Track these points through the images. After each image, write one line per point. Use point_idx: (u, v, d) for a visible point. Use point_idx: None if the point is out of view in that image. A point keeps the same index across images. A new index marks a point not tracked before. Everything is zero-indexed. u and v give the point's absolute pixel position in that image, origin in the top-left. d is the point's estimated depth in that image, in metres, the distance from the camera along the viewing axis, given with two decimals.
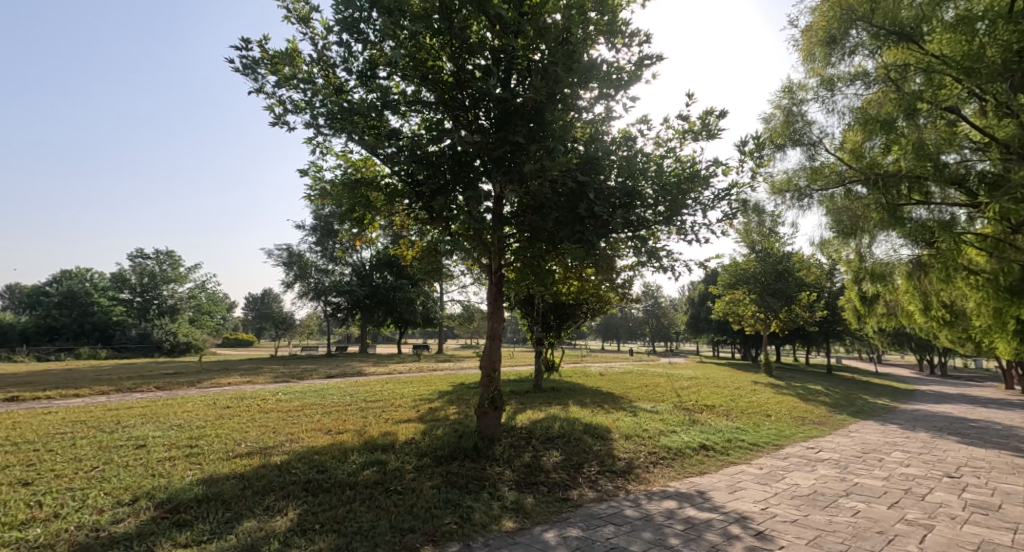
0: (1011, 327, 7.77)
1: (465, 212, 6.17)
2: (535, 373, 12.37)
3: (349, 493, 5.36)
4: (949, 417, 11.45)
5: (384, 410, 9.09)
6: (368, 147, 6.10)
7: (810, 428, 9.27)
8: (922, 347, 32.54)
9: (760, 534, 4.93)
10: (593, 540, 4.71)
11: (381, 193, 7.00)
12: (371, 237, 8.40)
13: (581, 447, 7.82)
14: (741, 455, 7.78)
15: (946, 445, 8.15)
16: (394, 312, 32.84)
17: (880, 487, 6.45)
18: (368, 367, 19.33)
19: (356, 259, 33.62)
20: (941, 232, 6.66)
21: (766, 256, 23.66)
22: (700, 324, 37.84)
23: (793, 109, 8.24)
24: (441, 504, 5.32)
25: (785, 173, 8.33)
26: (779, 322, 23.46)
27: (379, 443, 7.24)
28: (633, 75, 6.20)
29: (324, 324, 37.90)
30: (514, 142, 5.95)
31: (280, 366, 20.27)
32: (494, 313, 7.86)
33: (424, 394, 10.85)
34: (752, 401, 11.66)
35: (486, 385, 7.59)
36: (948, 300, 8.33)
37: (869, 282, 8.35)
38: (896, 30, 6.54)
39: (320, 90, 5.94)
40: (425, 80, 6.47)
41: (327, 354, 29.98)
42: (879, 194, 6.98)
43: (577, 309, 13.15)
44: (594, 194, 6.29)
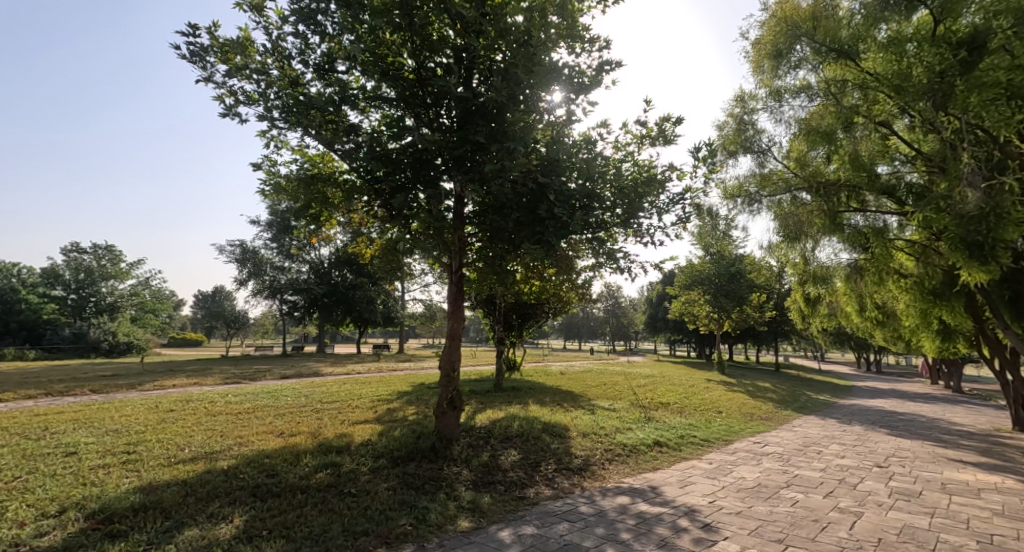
0: (936, 327, 8.40)
1: (425, 211, 6.15)
2: (496, 373, 12.35)
3: (301, 497, 5.22)
4: (881, 411, 12.24)
5: (341, 412, 8.91)
6: (325, 142, 5.92)
7: (757, 424, 9.71)
8: (860, 346, 34.61)
9: (706, 526, 5.14)
10: (547, 537, 4.78)
11: (338, 189, 6.85)
12: (329, 234, 8.24)
13: (539, 445, 7.91)
14: (692, 451, 8.07)
15: (877, 437, 8.72)
16: (354, 311, 32.21)
17: (817, 478, 6.84)
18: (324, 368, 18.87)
19: (315, 256, 32.79)
20: (875, 237, 7.12)
21: (719, 258, 24.63)
22: (658, 324, 38.85)
23: (744, 117, 8.58)
24: (396, 506, 5.28)
25: (737, 179, 8.66)
26: (731, 322, 24.40)
27: (334, 444, 7.11)
28: (594, 80, 6.30)
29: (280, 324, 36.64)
30: (475, 141, 5.97)
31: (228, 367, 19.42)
32: (455, 312, 7.90)
33: (383, 394, 10.74)
34: (705, 398, 12.09)
35: (446, 384, 7.61)
36: (881, 301, 8.93)
37: (811, 283, 8.83)
38: (836, 47, 6.92)
39: (274, 82, 5.81)
40: (386, 76, 6.25)
41: (282, 355, 28.93)
42: (821, 201, 7.46)
43: (538, 309, 13.24)
44: (555, 195, 6.38)
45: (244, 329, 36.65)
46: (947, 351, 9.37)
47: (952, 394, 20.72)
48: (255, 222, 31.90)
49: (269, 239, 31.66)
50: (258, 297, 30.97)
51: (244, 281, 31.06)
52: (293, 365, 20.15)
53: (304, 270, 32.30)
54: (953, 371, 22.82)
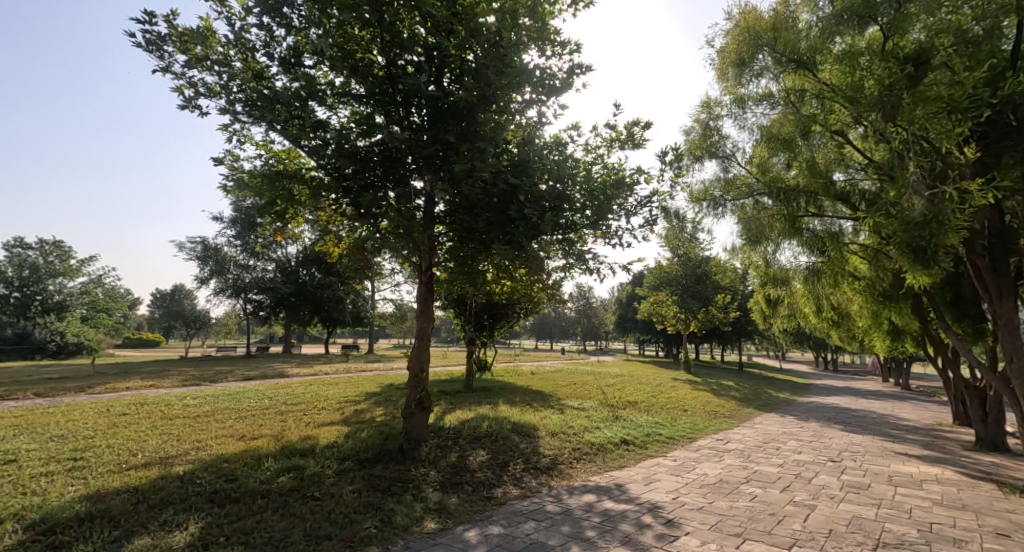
0: (887, 327, 8.82)
1: (395, 210, 6.09)
2: (467, 373, 12.32)
3: (261, 502, 5.09)
4: (835, 408, 12.79)
5: (306, 414, 8.72)
6: (291, 138, 5.79)
7: (721, 422, 9.99)
8: (819, 346, 36.06)
9: (669, 522, 5.26)
10: (514, 536, 4.80)
11: (305, 186, 6.69)
12: (295, 232, 8.05)
13: (508, 445, 7.94)
14: (658, 449, 8.24)
15: (832, 432, 9.10)
16: (322, 311, 31.47)
17: (775, 473, 7.09)
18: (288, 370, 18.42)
19: (282, 254, 32.00)
20: (830, 241, 7.42)
21: (686, 260, 25.18)
22: (628, 324, 39.48)
23: (710, 123, 8.79)
24: (361, 509, 5.21)
25: (702, 183, 8.86)
26: (697, 322, 25.00)
27: (298, 447, 6.96)
28: (565, 83, 6.35)
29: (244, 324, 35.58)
30: (445, 141, 5.94)
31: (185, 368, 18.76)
32: (424, 312, 7.84)
33: (350, 395, 10.57)
34: (671, 397, 12.35)
35: (415, 384, 7.58)
36: (837, 302, 9.32)
37: (772, 285, 9.18)
38: (795, 58, 7.17)
39: (237, 74, 5.67)
40: (355, 72, 6.19)
41: (246, 356, 28.09)
42: (782, 206, 7.75)
43: (509, 309, 13.26)
44: (525, 196, 6.39)
45: (206, 329, 35.42)
46: (897, 350, 9.88)
47: (898, 391, 21.86)
48: (218, 219, 30.78)
49: (234, 236, 30.71)
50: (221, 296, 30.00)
51: (206, 279, 30.07)
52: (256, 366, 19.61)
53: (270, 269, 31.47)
54: (901, 370, 24.06)
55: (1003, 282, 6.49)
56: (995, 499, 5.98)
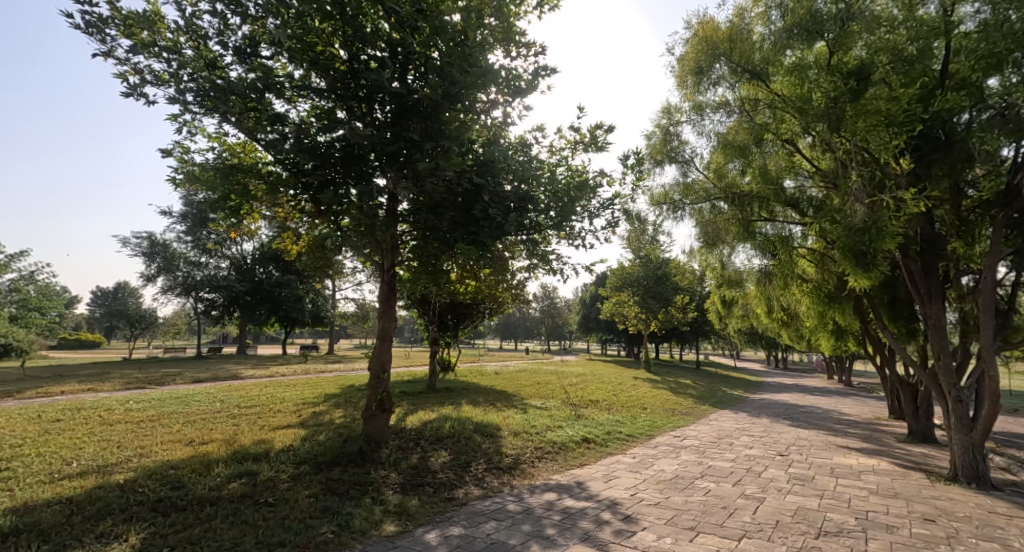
0: (832, 327, 9.33)
1: (357, 208, 5.95)
2: (430, 374, 12.20)
3: (209, 510, 4.87)
4: (784, 405, 13.42)
5: (261, 417, 8.43)
6: (246, 131, 5.57)
7: (678, 419, 10.31)
8: (771, 345, 37.77)
9: (627, 518, 5.38)
10: (474, 537, 4.79)
11: (261, 181, 6.41)
12: (251, 228, 7.75)
13: (470, 445, 7.92)
14: (618, 446, 8.41)
15: (781, 428, 9.55)
16: (279, 310, 30.36)
17: (728, 468, 7.38)
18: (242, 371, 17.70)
19: (237, 251, 30.75)
20: (781, 245, 7.79)
21: (647, 261, 25.79)
22: (591, 324, 40.12)
23: (670, 128, 9.04)
24: (318, 514, 5.07)
25: (663, 187, 9.11)
26: (657, 322, 25.67)
27: (251, 452, 6.69)
28: (530, 84, 6.37)
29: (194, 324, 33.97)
30: (409, 138, 5.85)
31: (127, 370, 17.68)
32: (386, 312, 7.70)
33: (308, 397, 10.27)
34: (631, 395, 12.64)
35: (376, 386, 7.45)
36: (787, 304, 9.78)
37: (727, 287, 9.54)
38: (750, 68, 7.46)
39: (188, 62, 5.40)
40: (315, 65, 6.06)
41: (196, 357, 26.78)
42: (737, 211, 8.06)
43: (474, 309, 13.23)
44: (489, 196, 6.38)
45: (153, 329, 33.57)
46: (841, 349, 10.47)
47: (842, 388, 23.17)
48: (166, 213, 29.14)
49: (185, 232, 29.26)
50: (170, 294, 28.52)
51: (153, 277, 28.51)
52: (208, 368, 18.73)
53: (223, 266, 30.20)
54: (845, 367, 25.50)
55: (933, 285, 6.96)
56: (924, 486, 6.44)
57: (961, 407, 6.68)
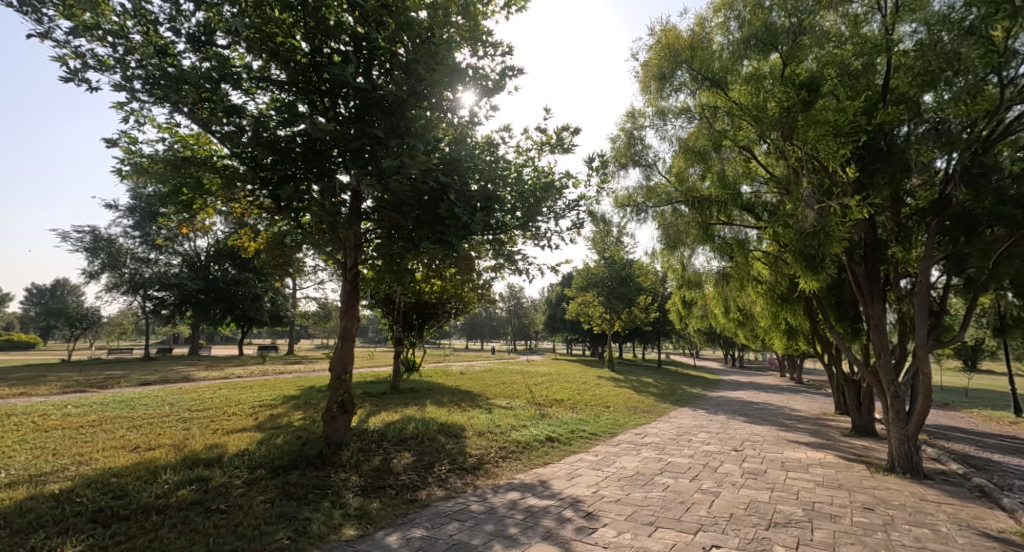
0: (784, 326, 9.78)
1: (318, 205, 5.76)
2: (394, 374, 12.02)
3: (155, 519, 4.63)
4: (740, 402, 13.94)
5: (214, 420, 8.09)
6: (200, 122, 5.33)
7: (640, 417, 10.55)
8: (729, 344, 39.23)
9: (588, 515, 5.47)
10: (436, 538, 4.76)
11: (216, 174, 6.13)
12: (205, 224, 7.42)
13: (434, 446, 7.85)
14: (581, 444, 8.53)
15: (736, 424, 9.92)
16: (235, 309, 29.18)
17: (686, 464, 7.60)
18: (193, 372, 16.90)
19: (190, 247, 29.36)
20: (737, 248, 8.09)
21: (612, 262, 26.23)
22: (557, 324, 40.52)
23: (634, 132, 9.23)
24: (273, 519, 4.91)
25: (626, 190, 9.30)
26: (621, 322, 26.16)
27: (202, 457, 6.40)
28: (497, 84, 6.37)
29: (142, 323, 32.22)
30: (373, 135, 5.71)
31: (64, 373, 16.56)
32: (349, 312, 7.54)
33: (266, 400, 9.93)
34: (595, 394, 12.85)
35: (337, 387, 7.29)
36: (743, 304, 10.17)
37: (687, 288, 9.83)
38: (710, 76, 7.69)
39: (136, 48, 5.12)
40: (275, 57, 5.81)
41: (144, 359, 25.40)
42: (697, 214, 8.31)
43: (439, 308, 13.13)
44: (455, 195, 6.34)
45: (95, 328, 31.62)
46: (793, 348, 10.97)
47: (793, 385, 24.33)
48: (111, 206, 27.46)
49: (132, 227, 27.71)
50: (115, 292, 26.93)
51: (96, 274, 26.85)
52: (155, 370, 17.77)
53: (174, 263, 28.76)
54: (796, 365, 26.75)
55: (874, 287, 7.33)
56: (865, 477, 6.83)
57: (898, 402, 7.11)
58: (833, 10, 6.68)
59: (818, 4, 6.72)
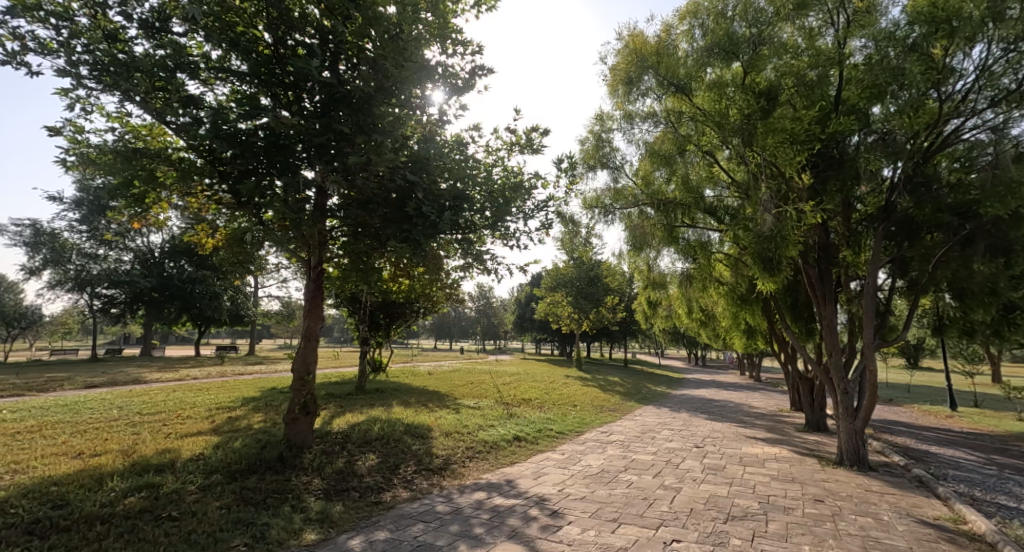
0: (744, 326, 10.13)
1: (280, 201, 5.56)
2: (360, 374, 11.79)
3: (99, 529, 4.39)
4: (702, 400, 14.35)
5: (166, 424, 7.74)
6: (153, 113, 5.08)
7: (606, 415, 10.74)
8: (693, 343, 40.35)
9: (553, 513, 5.51)
10: (400, 540, 4.70)
11: (171, 167, 5.85)
12: (158, 219, 7.08)
13: (400, 448, 7.75)
14: (548, 443, 8.60)
15: (698, 421, 10.21)
16: (192, 308, 28.00)
17: (650, 461, 7.77)
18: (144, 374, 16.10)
19: (143, 243, 27.98)
20: (700, 250, 8.33)
21: (581, 263, 26.53)
22: (526, 324, 40.68)
23: (602, 135, 9.36)
24: (229, 526, 4.73)
25: (595, 191, 9.44)
26: (589, 322, 26.49)
27: (153, 462, 6.09)
28: (466, 83, 6.34)
29: (88, 322, 30.49)
30: (338, 131, 5.59)
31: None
32: (312, 311, 7.35)
33: (224, 402, 9.58)
34: (563, 393, 12.98)
35: (299, 388, 7.10)
36: (706, 304, 10.47)
37: (653, 288, 10.04)
38: (675, 82, 7.88)
39: (82, 32, 4.84)
40: (235, 47, 5.56)
41: (91, 360, 24.04)
42: (662, 216, 8.51)
43: (407, 308, 12.97)
44: (423, 194, 6.27)
45: (36, 328, 29.70)
46: (752, 347, 11.39)
47: (752, 383, 25.22)
48: (55, 198, 25.87)
49: (78, 221, 26.20)
50: (59, 290, 25.38)
51: (37, 270, 25.24)
52: (102, 372, 16.83)
53: (125, 260, 27.35)
54: (755, 364, 27.76)
55: (827, 289, 7.66)
56: (817, 471, 7.15)
57: (847, 398, 7.47)
58: (791, 23, 6.95)
59: (777, 17, 6.99)
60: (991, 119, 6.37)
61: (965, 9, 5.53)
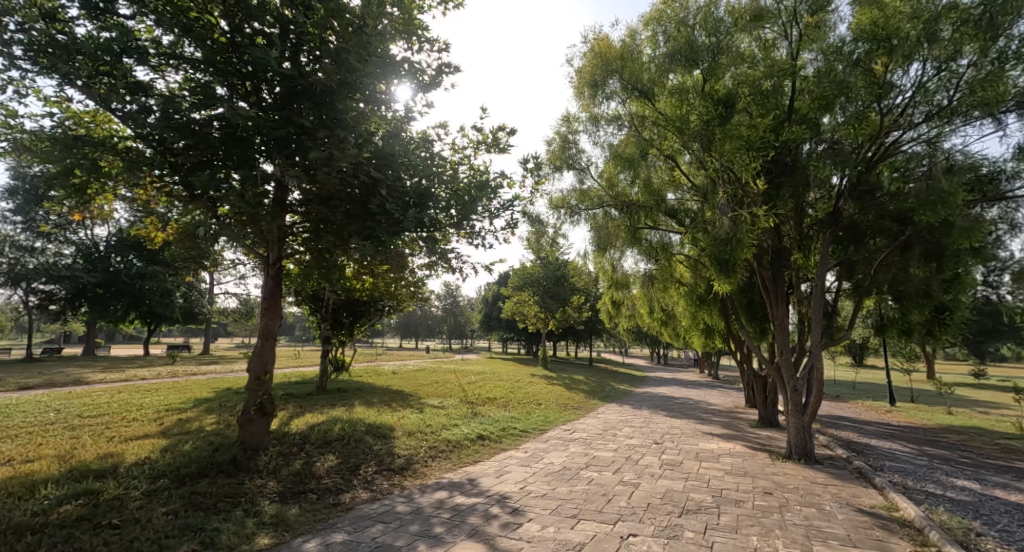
0: (703, 325, 10.48)
1: (237, 195, 5.31)
2: (321, 375, 11.52)
3: (30, 539, 4.13)
4: (662, 397, 14.75)
5: (110, 427, 7.36)
6: (97, 99, 4.79)
7: (570, 413, 10.88)
8: (656, 342, 41.33)
9: (514, 511, 5.55)
10: (358, 542, 4.63)
11: (117, 157, 5.54)
12: (103, 211, 6.71)
13: (361, 448, 7.63)
14: (511, 442, 8.65)
15: (658, 418, 10.48)
16: (141, 306, 26.66)
17: (610, 457, 7.93)
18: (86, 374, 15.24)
19: (86, 236, 26.42)
20: (662, 252, 8.56)
21: (548, 263, 26.75)
22: (493, 323, 40.67)
23: (568, 136, 9.47)
24: (175, 532, 4.53)
25: (560, 192, 9.55)
26: (555, 321, 26.74)
27: (93, 467, 5.77)
28: (433, 80, 6.28)
29: None
30: (299, 124, 5.41)
31: None
32: (271, 308, 7.11)
33: (174, 403, 9.17)
34: (528, 392, 13.06)
35: (255, 389, 6.88)
36: (667, 304, 10.77)
37: (617, 288, 10.25)
38: (639, 87, 8.05)
39: (16, 10, 4.52)
40: (189, 33, 5.32)
41: (25, 361, 22.48)
42: (626, 217, 8.70)
43: (371, 307, 12.75)
44: (388, 190, 6.15)
45: None
46: (710, 345, 11.79)
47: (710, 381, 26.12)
48: None
49: (12, 211, 24.50)
50: None
51: None
52: (38, 372, 15.83)
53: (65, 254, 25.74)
54: (713, 363, 28.68)
55: (779, 290, 7.96)
56: (768, 465, 7.46)
57: (796, 395, 7.82)
58: (748, 33, 7.26)
59: (734, 27, 7.29)
60: (926, 132, 6.81)
61: (904, 28, 5.89)
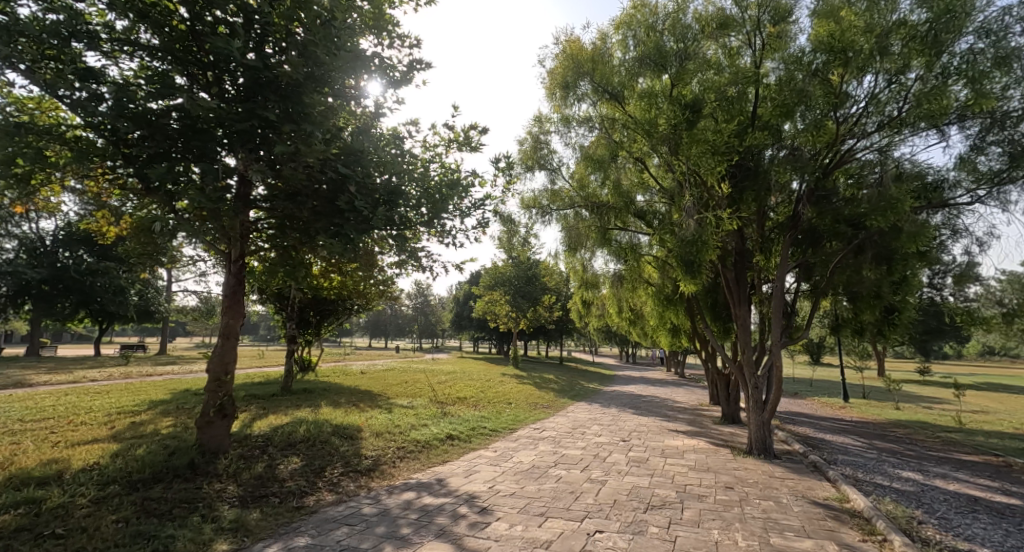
0: (670, 324, 10.71)
1: (196, 188, 5.09)
2: (285, 375, 11.20)
3: None
4: (630, 395, 15.03)
5: (56, 432, 6.96)
6: (42, 85, 4.52)
7: (539, 412, 10.94)
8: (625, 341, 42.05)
9: (482, 510, 5.54)
10: (322, 545, 4.53)
11: (64, 146, 5.23)
12: (49, 203, 6.33)
13: (326, 450, 7.47)
14: (481, 441, 8.63)
15: (626, 416, 10.67)
16: (92, 304, 25.31)
17: (579, 455, 8.02)
18: (28, 376, 14.34)
19: (31, 230, 24.90)
20: (630, 252, 8.70)
21: (520, 262, 26.83)
22: (464, 322, 40.51)
23: (540, 136, 9.51)
24: (126, 541, 4.32)
25: (532, 192, 9.60)
26: (527, 321, 26.85)
27: (36, 475, 5.44)
28: (404, 76, 6.20)
29: None
30: (263, 117, 5.23)
31: None
32: (232, 307, 6.86)
33: (127, 406, 8.75)
34: (498, 391, 13.06)
35: (215, 390, 6.64)
36: (636, 304, 10.97)
37: (587, 288, 10.38)
38: (610, 90, 8.16)
39: None
40: (144, 18, 5.07)
41: None
42: (596, 218, 8.80)
43: (340, 305, 12.48)
44: (356, 187, 6.02)
45: None
46: (677, 344, 12.08)
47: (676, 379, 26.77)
48: None
49: None
50: None
51: None
52: None
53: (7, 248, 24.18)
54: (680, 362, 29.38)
55: (742, 291, 8.21)
56: (730, 460, 7.69)
57: (757, 392, 8.08)
58: (714, 40, 7.47)
59: (702, 33, 7.50)
60: (878, 141, 7.16)
61: (858, 42, 6.16)
